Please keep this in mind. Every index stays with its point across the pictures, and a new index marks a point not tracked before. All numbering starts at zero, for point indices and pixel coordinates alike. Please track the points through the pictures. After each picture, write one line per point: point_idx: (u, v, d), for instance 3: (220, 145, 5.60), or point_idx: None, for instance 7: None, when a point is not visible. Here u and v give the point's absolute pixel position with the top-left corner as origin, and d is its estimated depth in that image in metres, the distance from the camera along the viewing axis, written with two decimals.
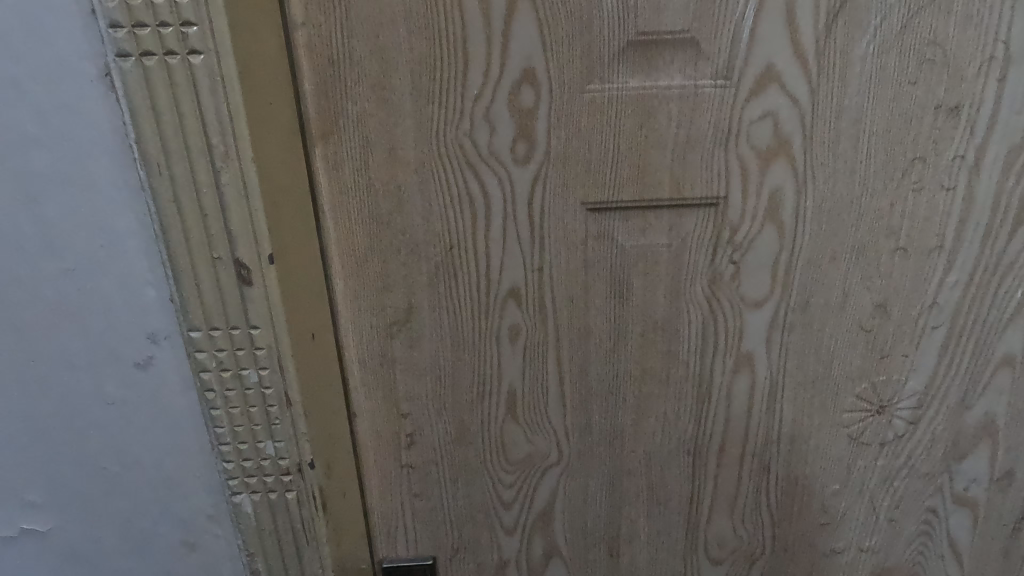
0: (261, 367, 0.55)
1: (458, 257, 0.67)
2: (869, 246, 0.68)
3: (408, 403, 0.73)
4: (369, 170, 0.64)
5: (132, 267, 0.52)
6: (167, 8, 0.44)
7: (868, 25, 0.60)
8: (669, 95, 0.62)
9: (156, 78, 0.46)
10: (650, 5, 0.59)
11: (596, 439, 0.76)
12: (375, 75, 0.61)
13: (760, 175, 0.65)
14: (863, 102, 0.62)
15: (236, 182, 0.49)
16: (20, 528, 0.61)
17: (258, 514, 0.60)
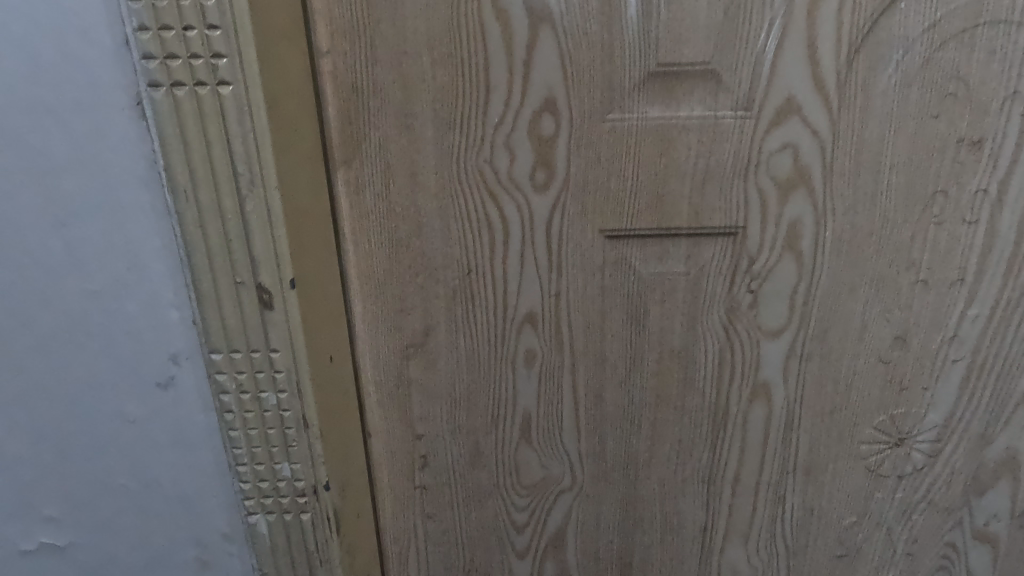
0: (279, 390, 0.56)
1: (476, 282, 0.68)
2: (890, 278, 0.67)
3: (423, 424, 0.74)
4: (389, 195, 0.65)
5: (157, 289, 0.53)
6: (199, 41, 0.46)
7: (891, 60, 0.60)
8: (689, 125, 0.62)
9: (187, 108, 0.47)
10: (671, 36, 0.60)
11: (611, 465, 0.76)
12: (398, 102, 0.62)
13: (779, 206, 0.65)
14: (885, 135, 0.62)
15: (260, 209, 0.50)
16: (39, 542, 0.62)
17: (273, 534, 0.61)
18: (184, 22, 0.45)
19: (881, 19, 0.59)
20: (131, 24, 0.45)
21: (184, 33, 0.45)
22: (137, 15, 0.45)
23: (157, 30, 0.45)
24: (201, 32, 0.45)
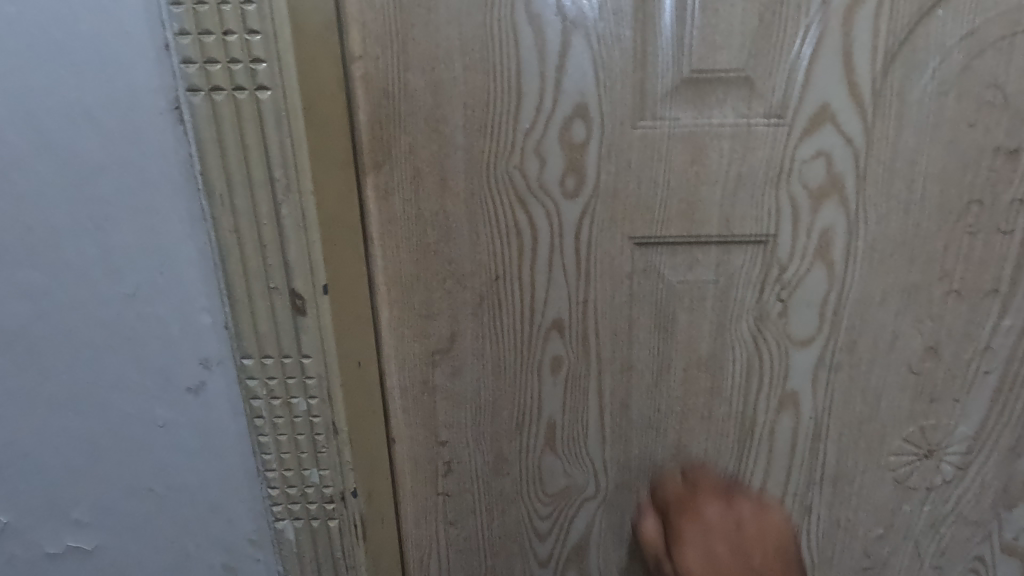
0: (310, 396, 0.56)
1: (504, 288, 0.68)
2: (922, 288, 0.66)
3: (447, 431, 0.73)
4: (418, 201, 0.64)
5: (190, 293, 0.53)
6: (239, 45, 0.46)
7: (927, 68, 0.59)
8: (722, 132, 0.62)
9: (225, 113, 0.47)
10: (705, 43, 0.59)
11: (635, 473, 0.75)
12: (429, 107, 0.61)
13: (810, 215, 0.64)
14: (920, 143, 0.62)
15: (296, 214, 0.50)
16: (65, 545, 0.61)
17: (300, 540, 0.61)
18: (224, 27, 0.45)
19: (918, 27, 0.58)
20: (171, 29, 0.45)
21: (225, 38, 0.45)
22: (178, 20, 0.45)
23: (197, 35, 0.45)
24: (241, 37, 0.46)
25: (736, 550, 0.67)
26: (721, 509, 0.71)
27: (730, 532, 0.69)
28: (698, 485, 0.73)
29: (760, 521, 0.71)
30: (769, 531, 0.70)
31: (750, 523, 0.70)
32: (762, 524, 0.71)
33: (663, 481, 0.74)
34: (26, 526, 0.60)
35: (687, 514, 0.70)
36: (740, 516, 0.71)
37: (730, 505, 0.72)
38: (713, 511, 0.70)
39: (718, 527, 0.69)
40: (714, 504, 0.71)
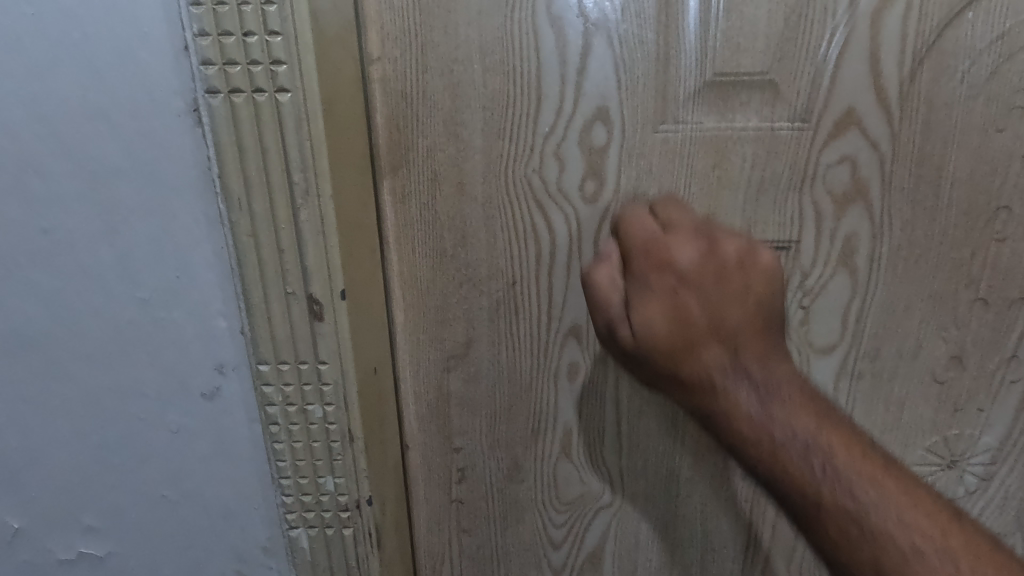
0: (326, 403, 0.55)
1: (521, 294, 0.66)
2: (947, 295, 0.65)
3: (462, 437, 0.72)
4: (435, 204, 0.63)
5: (206, 298, 0.53)
6: (259, 47, 0.45)
7: (956, 71, 0.58)
8: (745, 136, 0.61)
9: (244, 116, 0.47)
10: (729, 45, 0.58)
11: (652, 482, 0.73)
12: (447, 110, 0.60)
13: (834, 221, 0.63)
14: (947, 149, 0.60)
15: (314, 218, 0.50)
16: (77, 552, 0.61)
17: (314, 548, 0.60)
18: (245, 28, 0.45)
19: (947, 30, 0.57)
20: (191, 30, 0.45)
21: (245, 40, 0.45)
22: (198, 21, 0.44)
23: (217, 36, 0.45)
24: (262, 39, 0.45)
25: (711, 309, 0.57)
26: (701, 256, 0.58)
27: (710, 283, 0.57)
28: (673, 228, 0.60)
29: (747, 267, 0.58)
30: (757, 291, 0.58)
31: (738, 282, 0.58)
32: (752, 274, 0.58)
33: (637, 219, 0.61)
34: (37, 533, 0.60)
35: (655, 254, 0.58)
36: (722, 273, 0.58)
37: (713, 250, 0.58)
38: (688, 260, 0.58)
39: (693, 276, 0.57)
40: (692, 251, 0.58)
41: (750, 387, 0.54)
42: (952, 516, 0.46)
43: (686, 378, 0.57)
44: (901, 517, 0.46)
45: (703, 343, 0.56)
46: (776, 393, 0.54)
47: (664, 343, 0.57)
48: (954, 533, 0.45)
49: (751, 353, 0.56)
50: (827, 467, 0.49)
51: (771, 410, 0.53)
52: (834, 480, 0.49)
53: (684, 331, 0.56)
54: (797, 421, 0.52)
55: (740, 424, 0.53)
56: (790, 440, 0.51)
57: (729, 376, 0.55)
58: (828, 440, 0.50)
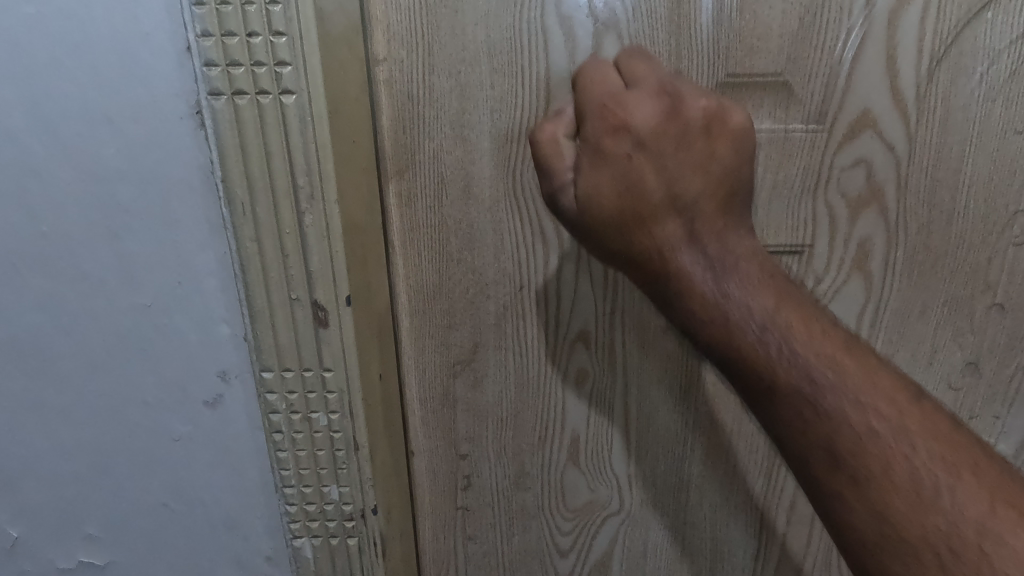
0: (331, 411, 0.54)
1: (528, 298, 0.65)
2: (964, 301, 0.63)
3: (468, 444, 0.71)
4: (441, 207, 0.62)
5: (209, 304, 0.52)
6: (263, 48, 0.44)
7: (974, 73, 0.57)
8: (757, 139, 0.60)
9: (247, 118, 0.45)
10: (742, 45, 0.57)
11: (661, 489, 0.72)
12: (454, 112, 0.59)
13: (848, 225, 0.62)
14: (965, 151, 0.59)
15: (319, 223, 0.49)
16: (78, 561, 0.60)
17: (318, 558, 0.59)
18: (249, 28, 0.43)
19: (965, 30, 0.56)
20: (194, 30, 0.44)
21: (249, 40, 0.44)
22: (201, 21, 0.43)
23: (220, 36, 0.44)
24: (266, 40, 0.44)
25: (667, 177, 0.50)
26: (662, 116, 0.50)
27: (666, 145, 0.50)
28: (637, 88, 0.51)
29: (714, 133, 0.51)
30: (722, 162, 0.51)
31: (700, 150, 0.51)
32: (717, 146, 0.51)
33: (596, 72, 0.52)
34: (37, 541, 0.59)
35: (610, 120, 0.50)
36: (685, 133, 0.50)
37: (675, 112, 0.51)
38: (646, 117, 0.50)
39: (650, 138, 0.50)
40: (651, 110, 0.50)
41: (703, 265, 0.49)
42: (920, 400, 0.41)
43: (637, 252, 0.51)
44: (862, 395, 0.41)
45: (653, 206, 0.50)
46: (732, 264, 0.48)
47: (612, 214, 0.51)
48: (922, 419, 0.40)
49: (710, 227, 0.50)
50: (784, 345, 0.43)
51: (726, 285, 0.47)
52: (790, 360, 0.43)
53: (636, 199, 0.50)
54: (754, 298, 0.46)
55: (692, 302, 0.48)
56: (744, 317, 0.46)
57: (681, 248, 0.49)
58: (786, 317, 0.45)
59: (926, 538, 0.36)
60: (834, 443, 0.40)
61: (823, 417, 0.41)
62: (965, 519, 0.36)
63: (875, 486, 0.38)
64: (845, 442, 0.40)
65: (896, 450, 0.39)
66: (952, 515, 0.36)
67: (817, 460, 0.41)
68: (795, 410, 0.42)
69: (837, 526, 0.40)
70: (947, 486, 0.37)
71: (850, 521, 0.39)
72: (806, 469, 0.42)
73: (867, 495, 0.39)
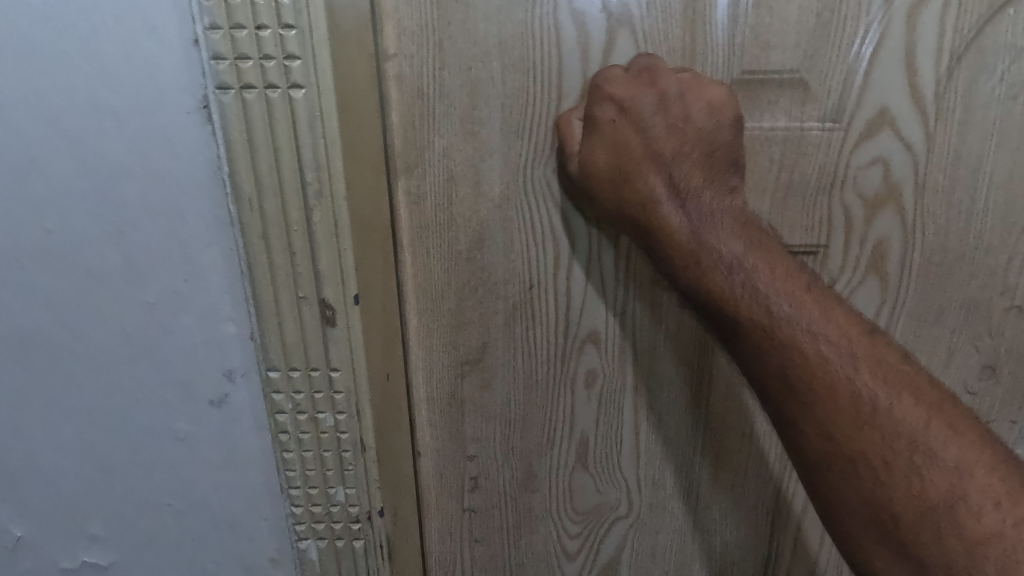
0: (338, 412, 0.53)
1: (538, 297, 0.64)
2: (981, 303, 0.62)
3: (476, 445, 0.69)
4: (450, 205, 0.61)
5: (215, 302, 0.51)
6: (272, 41, 0.43)
7: (995, 70, 0.56)
8: (773, 137, 0.59)
9: (255, 112, 0.45)
10: (757, 41, 0.56)
11: (671, 492, 0.71)
12: (464, 108, 0.58)
13: (864, 225, 0.61)
14: (985, 150, 0.58)
15: (327, 220, 0.48)
16: (81, 561, 0.59)
17: (324, 561, 0.58)
18: (258, 21, 0.43)
19: (987, 26, 0.55)
20: (202, 23, 0.43)
21: (258, 33, 0.43)
22: (209, 13, 0.42)
23: (228, 29, 0.43)
24: (275, 32, 0.43)
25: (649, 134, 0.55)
26: (643, 81, 0.54)
27: (647, 103, 0.54)
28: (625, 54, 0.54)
29: (692, 91, 0.54)
30: (700, 119, 0.54)
31: (676, 112, 0.54)
32: (693, 106, 0.54)
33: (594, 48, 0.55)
34: (40, 541, 0.58)
35: (598, 96, 0.55)
36: (664, 96, 0.54)
37: (656, 74, 0.54)
38: (631, 90, 0.54)
39: (632, 101, 0.54)
40: (635, 86, 0.54)
41: (683, 214, 0.54)
42: (895, 359, 0.45)
43: (624, 204, 0.56)
44: (844, 355, 0.45)
45: (642, 175, 0.55)
46: (717, 226, 0.52)
47: (597, 172, 0.56)
48: (872, 351, 0.46)
49: (693, 176, 0.54)
50: (772, 308, 0.48)
51: (701, 230, 0.53)
52: (752, 295, 0.49)
53: (620, 159, 0.55)
54: (724, 242, 0.52)
55: (674, 247, 0.54)
56: (715, 258, 0.52)
57: (666, 199, 0.54)
58: (773, 277, 0.49)
59: (862, 449, 0.43)
60: (813, 399, 0.45)
61: (806, 375, 0.46)
62: (939, 474, 0.41)
63: (818, 402, 0.45)
64: (822, 396, 0.45)
65: (875, 410, 0.43)
66: (927, 470, 0.41)
67: (795, 411, 0.46)
68: (780, 369, 0.47)
69: (814, 471, 0.46)
70: (921, 444, 0.42)
71: (828, 471, 0.45)
72: (785, 420, 0.47)
73: (847, 451, 0.44)
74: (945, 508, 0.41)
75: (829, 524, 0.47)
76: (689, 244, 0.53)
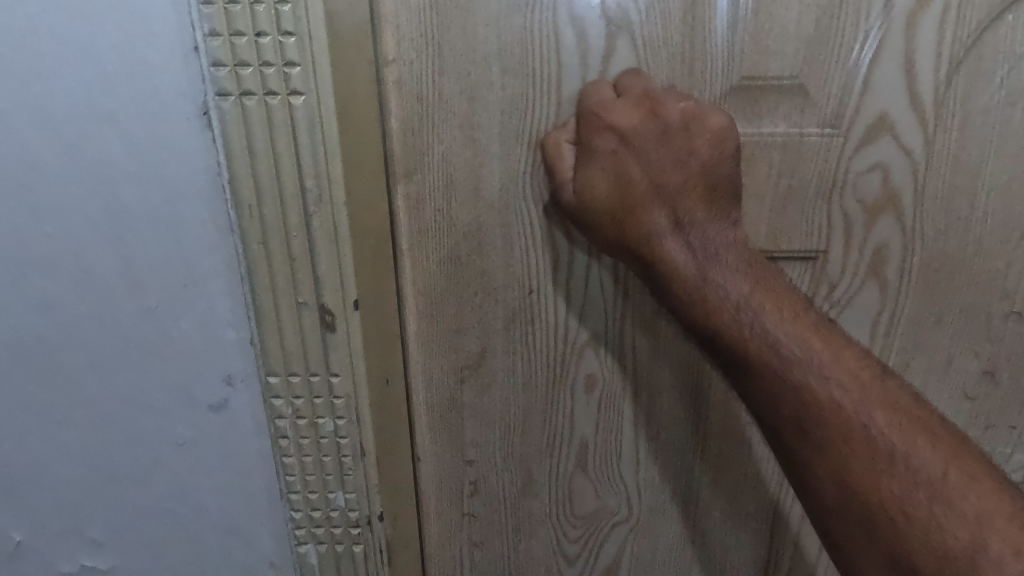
0: (337, 417, 0.54)
1: (537, 303, 0.64)
2: (981, 308, 0.62)
3: (475, 450, 0.69)
4: (450, 210, 0.61)
5: (215, 307, 0.51)
6: (272, 48, 0.44)
7: (994, 76, 0.56)
8: (772, 143, 0.59)
9: (255, 118, 0.45)
10: (757, 47, 0.56)
11: (670, 496, 0.71)
12: (464, 113, 0.59)
13: (863, 230, 0.61)
14: (984, 156, 0.58)
15: (327, 226, 0.48)
16: (80, 565, 0.59)
17: (323, 565, 0.58)
18: (257, 28, 0.43)
19: (986, 32, 0.55)
20: (202, 30, 0.43)
21: (257, 40, 0.43)
22: (209, 20, 0.43)
23: (228, 36, 0.43)
24: (275, 39, 0.44)
25: (653, 171, 0.54)
26: (644, 117, 0.54)
27: (651, 141, 0.54)
28: (626, 94, 0.55)
29: (694, 128, 0.54)
30: (702, 156, 0.54)
31: (680, 146, 0.54)
32: (697, 140, 0.54)
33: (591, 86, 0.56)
34: (39, 545, 0.58)
35: (598, 128, 0.55)
36: (665, 130, 0.54)
37: (657, 112, 0.54)
38: (631, 121, 0.54)
39: (636, 137, 0.54)
40: (636, 113, 0.54)
41: (690, 252, 0.54)
42: (905, 400, 0.46)
43: (629, 242, 0.55)
44: (857, 401, 0.46)
45: (646, 207, 0.54)
46: (728, 267, 0.53)
47: (604, 209, 0.55)
48: (883, 393, 0.46)
49: (698, 212, 0.54)
50: (783, 352, 0.48)
51: (709, 270, 0.53)
52: (762, 337, 0.49)
53: (625, 194, 0.55)
54: (733, 283, 0.52)
55: (682, 286, 0.53)
56: (724, 299, 0.52)
57: (671, 236, 0.54)
58: (782, 319, 0.49)
59: (879, 495, 0.44)
60: (828, 445, 0.46)
61: (820, 422, 0.46)
62: (958, 522, 0.41)
63: (834, 449, 0.46)
64: (836, 443, 0.46)
65: (890, 458, 0.44)
66: (944, 517, 0.41)
67: (810, 457, 0.47)
68: (795, 415, 0.47)
69: (830, 517, 0.47)
70: (936, 489, 0.42)
71: (845, 518, 0.46)
72: (800, 465, 0.48)
73: (863, 498, 0.44)
74: (965, 558, 0.40)
75: (851, 574, 0.47)
76: (697, 283, 0.53)
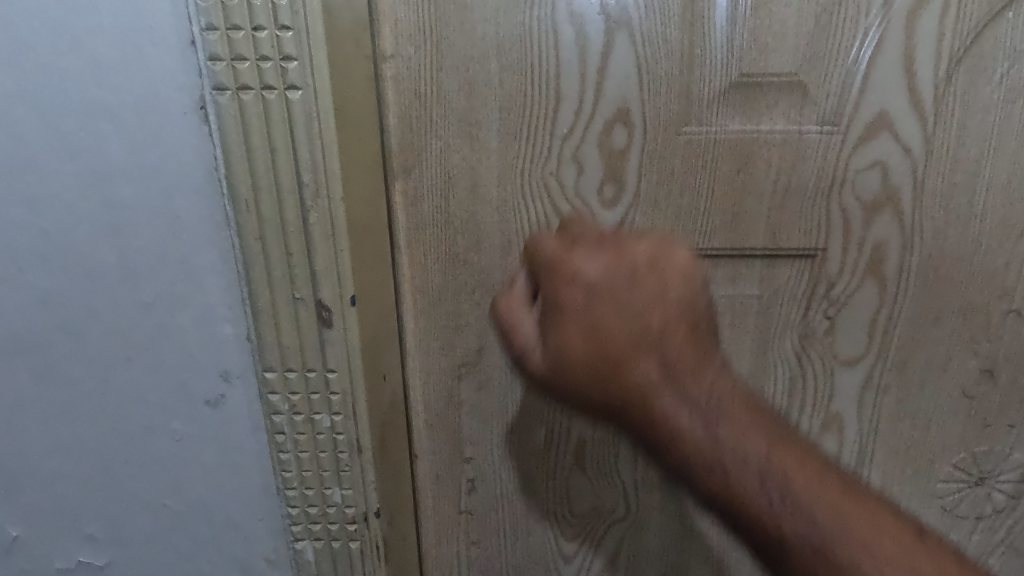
0: (334, 413, 0.53)
1: None
2: (979, 306, 0.62)
3: (473, 447, 0.69)
4: (448, 207, 0.61)
5: (212, 303, 0.51)
6: (269, 42, 0.44)
7: (994, 74, 0.56)
8: (771, 140, 0.58)
9: (252, 113, 0.45)
10: (756, 44, 0.56)
11: (668, 495, 0.70)
12: (463, 110, 0.58)
13: (862, 228, 0.61)
14: (983, 154, 0.58)
15: (325, 221, 0.48)
16: (77, 560, 0.59)
17: (320, 561, 0.58)
18: (254, 22, 0.43)
19: (986, 30, 0.55)
20: (198, 24, 0.43)
21: (254, 34, 0.43)
22: (206, 14, 0.43)
23: (225, 30, 0.43)
24: (272, 34, 0.43)
25: (633, 320, 0.50)
26: (610, 267, 0.52)
27: (626, 293, 0.51)
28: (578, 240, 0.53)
29: (660, 266, 0.52)
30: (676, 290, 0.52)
31: (652, 290, 0.51)
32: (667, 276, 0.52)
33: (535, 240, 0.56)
34: (35, 541, 0.58)
35: (563, 276, 0.52)
36: (637, 272, 0.52)
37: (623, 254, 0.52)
38: (596, 263, 0.52)
39: (607, 291, 0.51)
40: (601, 264, 0.52)
41: (692, 421, 0.49)
42: (890, 524, 0.45)
43: (619, 398, 0.50)
44: (895, 557, 0.44)
45: (635, 354, 0.49)
46: (730, 417, 0.48)
47: (587, 360, 0.50)
48: (873, 517, 0.45)
49: (669, 315, 0.51)
50: (815, 530, 0.45)
51: (718, 433, 0.48)
52: (794, 511, 0.45)
53: (612, 362, 0.50)
54: (746, 445, 0.47)
55: (689, 449, 0.48)
56: (742, 472, 0.47)
57: (666, 386, 0.49)
58: (786, 463, 0.47)
59: None
60: None
61: None
62: None
63: None
64: None
65: None
66: None
67: None
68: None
69: None
70: None
71: None
72: None
73: None
74: None
75: None
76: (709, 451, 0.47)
